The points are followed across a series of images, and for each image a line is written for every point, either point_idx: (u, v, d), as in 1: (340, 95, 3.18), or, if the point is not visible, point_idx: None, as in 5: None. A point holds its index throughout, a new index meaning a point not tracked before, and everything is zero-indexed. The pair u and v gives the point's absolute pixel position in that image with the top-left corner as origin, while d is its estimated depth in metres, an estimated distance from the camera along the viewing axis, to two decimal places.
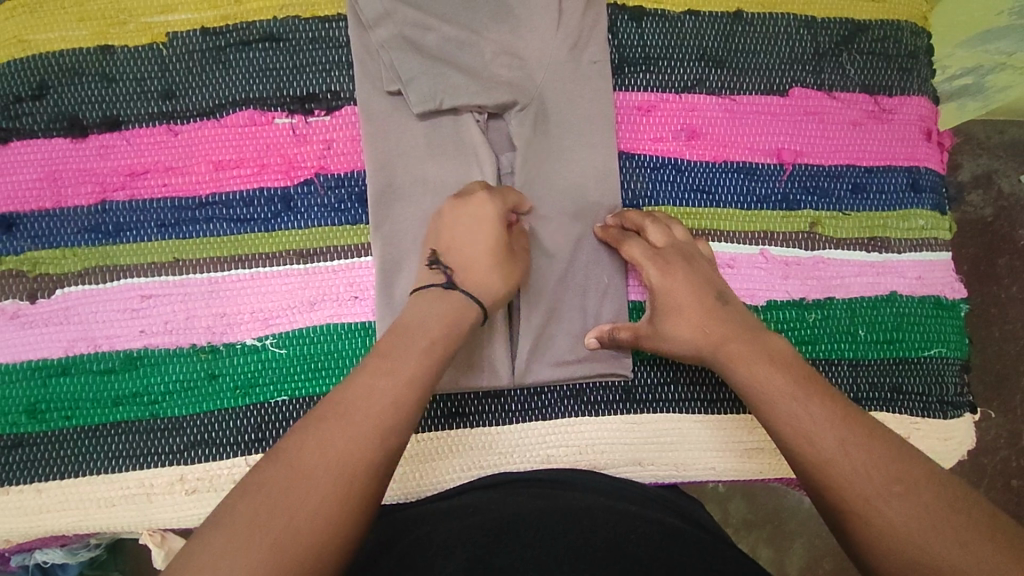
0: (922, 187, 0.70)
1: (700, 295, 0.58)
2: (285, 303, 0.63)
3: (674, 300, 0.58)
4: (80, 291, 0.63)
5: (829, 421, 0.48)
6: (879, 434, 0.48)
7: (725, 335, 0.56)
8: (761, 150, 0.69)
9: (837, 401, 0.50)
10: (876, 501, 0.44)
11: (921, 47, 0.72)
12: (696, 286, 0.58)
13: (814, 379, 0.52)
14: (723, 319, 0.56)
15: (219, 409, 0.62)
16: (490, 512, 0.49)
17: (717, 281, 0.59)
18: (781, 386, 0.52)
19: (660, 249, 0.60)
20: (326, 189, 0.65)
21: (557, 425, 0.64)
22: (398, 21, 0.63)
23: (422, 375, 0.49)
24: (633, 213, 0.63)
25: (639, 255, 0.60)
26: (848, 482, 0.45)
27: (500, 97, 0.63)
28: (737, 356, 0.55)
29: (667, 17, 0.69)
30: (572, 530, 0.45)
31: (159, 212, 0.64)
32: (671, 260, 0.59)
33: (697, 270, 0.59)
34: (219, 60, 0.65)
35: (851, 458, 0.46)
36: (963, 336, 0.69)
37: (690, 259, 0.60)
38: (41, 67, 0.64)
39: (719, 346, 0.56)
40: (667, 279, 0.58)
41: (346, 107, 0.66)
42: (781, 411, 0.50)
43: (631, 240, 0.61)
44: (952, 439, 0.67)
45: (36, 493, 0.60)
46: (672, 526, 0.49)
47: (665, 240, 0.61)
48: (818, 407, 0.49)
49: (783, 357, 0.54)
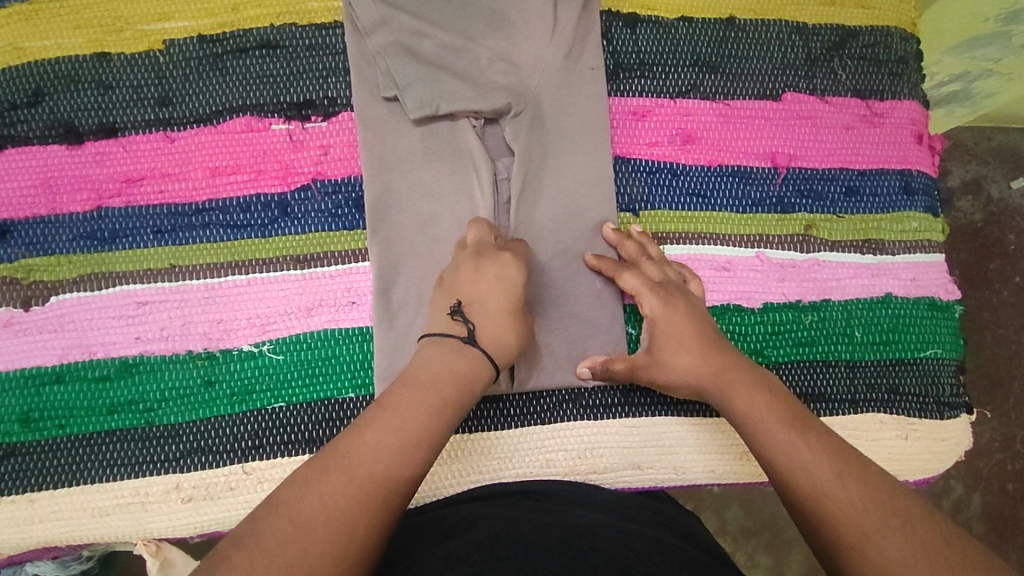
0: (914, 190, 0.71)
1: (698, 327, 0.59)
2: (283, 309, 0.63)
3: (675, 328, 0.59)
4: (75, 297, 0.62)
5: (823, 454, 0.49)
6: (871, 468, 0.48)
7: (722, 366, 0.57)
8: (755, 154, 0.70)
9: (831, 436, 0.51)
10: (872, 534, 0.44)
11: (911, 53, 0.73)
12: (694, 318, 0.59)
13: (808, 414, 0.53)
14: (720, 351, 0.58)
15: (216, 417, 0.61)
16: (491, 528, 0.49)
17: (710, 317, 0.61)
18: (779, 417, 0.52)
19: (656, 283, 0.61)
20: (324, 194, 0.65)
21: (556, 430, 0.64)
22: (395, 28, 0.64)
23: (424, 406, 0.50)
24: (634, 240, 0.64)
25: (639, 286, 0.61)
26: (845, 515, 0.45)
27: (497, 102, 0.64)
28: (736, 386, 0.55)
29: (662, 23, 0.70)
30: (571, 549, 0.45)
31: (155, 219, 0.64)
32: (671, 293, 0.61)
33: (694, 306, 0.61)
34: (215, 67, 0.66)
35: (848, 492, 0.46)
36: (958, 337, 0.70)
37: (685, 293, 0.61)
38: (37, 75, 0.65)
39: (716, 375, 0.56)
40: (668, 310, 0.59)
41: (344, 113, 0.66)
42: (776, 440, 0.51)
43: (627, 270, 0.62)
44: (949, 441, 0.67)
45: (29, 503, 0.59)
46: (673, 543, 0.49)
47: (661, 277, 0.62)
48: (815, 441, 0.50)
49: (777, 391, 0.55)
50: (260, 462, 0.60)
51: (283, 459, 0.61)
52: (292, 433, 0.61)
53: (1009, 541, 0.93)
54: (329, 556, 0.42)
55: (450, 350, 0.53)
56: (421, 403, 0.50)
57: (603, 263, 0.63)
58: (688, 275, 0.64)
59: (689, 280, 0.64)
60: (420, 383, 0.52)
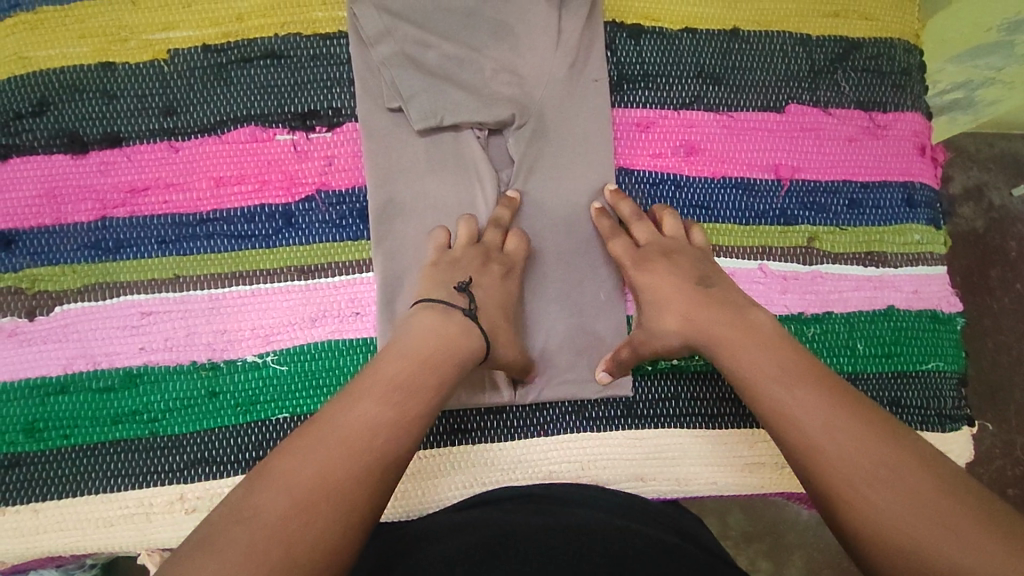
0: (917, 202, 0.71)
1: (681, 285, 0.59)
2: (286, 320, 0.63)
3: (659, 291, 0.60)
4: (79, 307, 0.62)
5: (814, 407, 0.49)
6: (866, 416, 0.48)
7: (710, 320, 0.56)
8: (758, 166, 0.70)
9: (826, 383, 0.50)
10: (861, 486, 0.45)
11: (914, 64, 0.73)
12: (677, 277, 0.60)
13: (800, 360, 0.52)
14: (705, 305, 0.57)
15: (220, 428, 0.61)
16: (495, 530, 0.50)
17: (703, 267, 0.61)
18: (769, 369, 0.52)
19: (643, 248, 0.62)
20: (328, 205, 0.65)
21: (559, 442, 0.64)
22: (399, 39, 0.64)
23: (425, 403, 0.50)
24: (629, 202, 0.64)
25: (623, 254, 0.63)
26: (835, 468, 0.46)
27: (500, 113, 0.64)
28: (722, 340, 0.55)
29: (666, 35, 0.70)
30: (574, 548, 0.46)
31: (160, 229, 0.64)
32: (652, 257, 0.61)
33: (678, 264, 0.61)
34: (220, 77, 0.66)
35: (837, 445, 0.47)
36: (960, 350, 0.70)
37: (669, 253, 0.62)
38: (42, 84, 0.65)
39: (702, 329, 0.56)
40: (650, 275, 0.61)
41: (348, 124, 0.66)
42: (767, 397, 0.51)
43: (618, 236, 0.63)
44: (950, 452, 0.68)
45: (32, 514, 0.60)
46: (674, 543, 0.50)
47: (650, 238, 0.63)
48: (806, 392, 0.50)
49: (767, 335, 0.54)
50: None
51: None
52: None
53: None
54: (324, 556, 0.41)
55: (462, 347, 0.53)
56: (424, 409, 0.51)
57: (603, 221, 0.64)
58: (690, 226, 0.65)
59: (690, 232, 0.65)
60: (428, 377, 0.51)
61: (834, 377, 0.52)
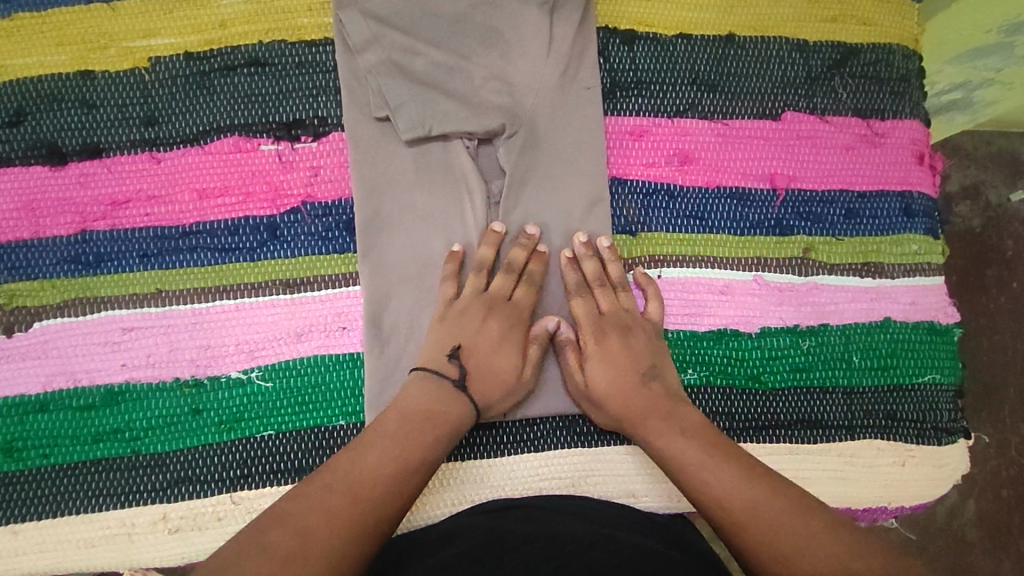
0: (915, 211, 0.70)
1: (633, 364, 0.60)
2: (272, 335, 0.62)
3: (615, 365, 0.60)
4: (58, 323, 0.61)
5: (738, 483, 0.50)
6: (786, 487, 0.50)
7: (640, 409, 0.58)
8: (754, 175, 0.68)
9: (742, 457, 0.53)
10: (793, 556, 0.46)
11: (913, 70, 0.71)
12: (629, 358, 0.60)
13: (719, 440, 0.55)
14: (640, 393, 0.58)
15: (204, 446, 0.60)
16: (479, 540, 0.49)
17: (653, 350, 0.61)
18: (694, 452, 0.53)
19: (604, 316, 0.62)
20: (314, 217, 0.64)
21: (551, 458, 0.63)
22: (386, 46, 0.63)
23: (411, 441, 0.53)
24: (592, 258, 0.63)
25: (585, 315, 0.62)
26: (765, 542, 0.47)
27: (490, 122, 0.63)
28: (652, 428, 0.56)
29: (660, 41, 0.69)
30: (559, 556, 0.45)
31: (141, 242, 0.62)
32: (608, 330, 0.61)
33: (634, 340, 0.61)
34: (202, 86, 0.64)
35: (765, 518, 0.48)
36: (957, 362, 0.69)
37: (626, 327, 0.62)
38: (20, 93, 0.63)
39: (636, 414, 0.58)
40: (607, 349, 0.60)
41: (334, 133, 0.64)
42: (693, 480, 0.52)
43: (580, 296, 0.63)
44: (945, 466, 0.67)
45: (12, 535, 0.58)
46: (661, 550, 0.49)
47: (611, 306, 0.62)
48: (728, 469, 0.52)
49: (688, 420, 0.56)
50: (248, 492, 0.59)
51: (271, 489, 0.60)
52: (281, 462, 0.60)
53: (1005, 551, 0.92)
54: None
55: (447, 395, 0.56)
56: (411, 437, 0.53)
57: (570, 274, 0.63)
58: (647, 296, 0.64)
59: (647, 303, 0.64)
60: (412, 419, 0.54)
61: (748, 453, 0.54)
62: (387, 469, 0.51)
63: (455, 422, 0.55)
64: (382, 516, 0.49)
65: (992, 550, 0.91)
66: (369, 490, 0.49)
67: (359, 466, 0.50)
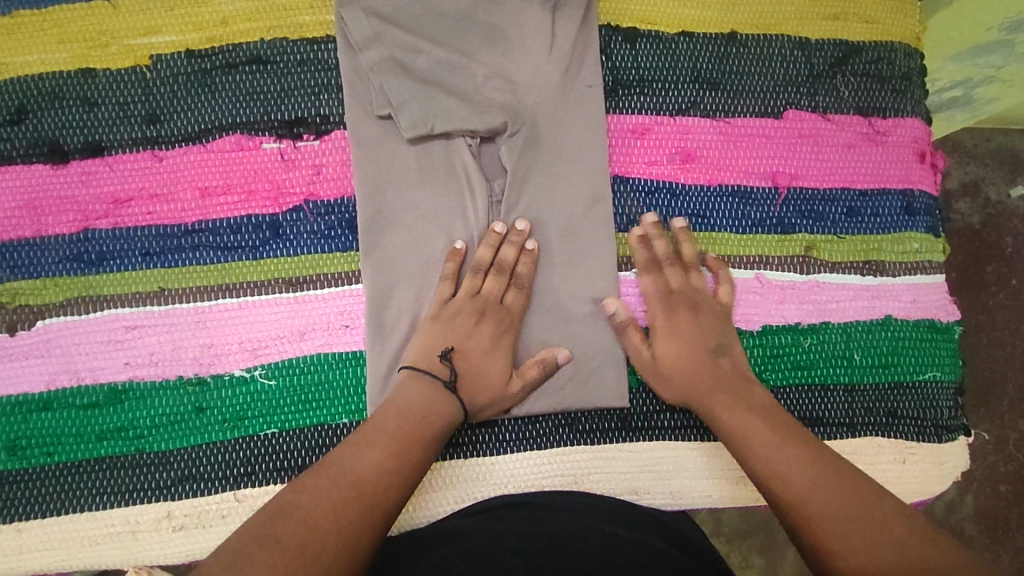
0: (916, 210, 0.70)
1: (707, 338, 0.61)
2: (275, 333, 0.62)
3: (689, 336, 0.61)
4: (61, 322, 0.61)
5: (802, 466, 0.52)
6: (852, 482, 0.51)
7: (710, 381, 0.59)
8: (755, 173, 0.68)
9: (811, 445, 0.54)
10: (848, 539, 0.47)
11: (915, 69, 0.71)
12: (701, 333, 0.61)
13: (788, 426, 0.56)
14: (712, 366, 0.60)
15: (207, 444, 0.60)
16: (482, 538, 0.50)
17: (725, 332, 0.62)
18: (762, 429, 0.55)
19: (674, 293, 0.63)
20: (316, 215, 0.64)
21: (553, 455, 0.63)
22: (388, 44, 0.63)
23: (406, 442, 0.53)
24: (664, 240, 0.64)
25: (653, 291, 0.63)
26: (823, 522, 0.48)
27: (492, 121, 0.63)
28: (720, 402, 0.58)
29: (662, 39, 0.68)
30: (563, 554, 0.45)
31: (144, 240, 0.62)
32: (681, 304, 0.63)
33: (710, 315, 0.63)
34: (204, 84, 0.64)
35: (823, 502, 0.49)
36: (957, 359, 0.69)
37: (696, 306, 0.63)
38: (20, 91, 0.63)
39: (701, 387, 0.59)
40: (676, 324, 0.62)
41: (336, 131, 0.64)
42: (758, 454, 0.54)
43: (650, 273, 0.64)
44: (946, 463, 0.67)
45: (16, 533, 0.59)
46: (663, 548, 0.49)
47: (680, 285, 0.63)
48: (797, 452, 0.53)
49: (762, 404, 0.57)
50: (252, 489, 0.60)
51: (275, 486, 0.60)
52: (284, 460, 0.60)
53: (1003, 546, 0.92)
54: None
55: (440, 396, 0.56)
56: (407, 435, 0.53)
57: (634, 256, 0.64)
58: (720, 278, 0.65)
59: (719, 287, 0.65)
60: (413, 418, 0.54)
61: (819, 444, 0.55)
62: (383, 465, 0.51)
63: (452, 422, 0.56)
64: (384, 514, 0.49)
65: (990, 545, 0.92)
66: (372, 488, 0.49)
67: (362, 463, 0.50)
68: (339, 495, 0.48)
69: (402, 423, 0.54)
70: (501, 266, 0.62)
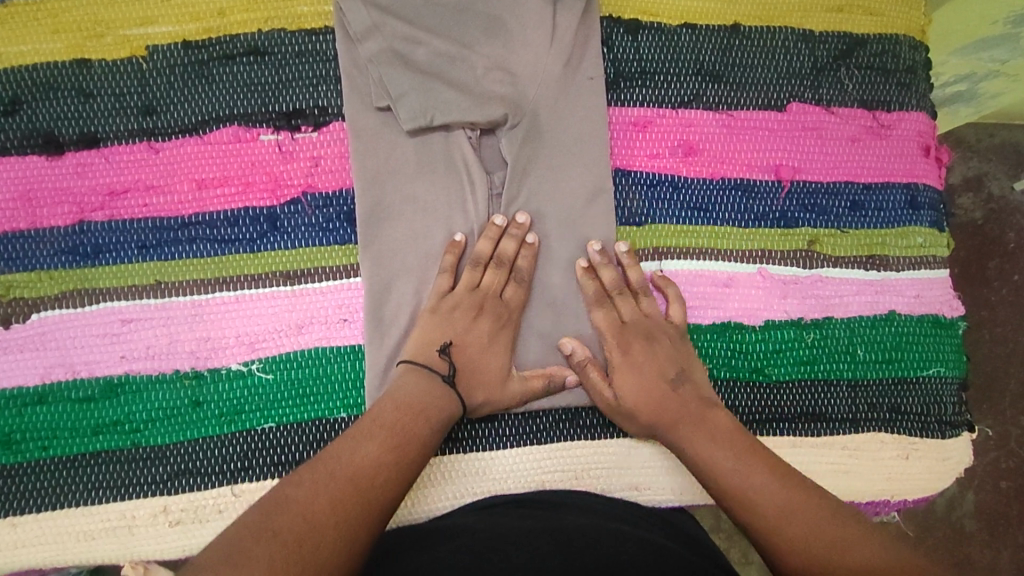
0: (920, 204, 0.69)
1: (660, 371, 0.60)
2: (272, 327, 0.61)
3: (642, 373, 0.60)
4: (56, 315, 0.60)
5: (770, 491, 0.51)
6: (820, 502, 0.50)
7: (672, 422, 0.58)
8: (758, 166, 0.68)
9: (775, 466, 0.53)
10: (823, 559, 0.46)
11: (920, 61, 0.71)
12: (654, 364, 0.60)
13: (754, 450, 0.55)
14: (668, 402, 0.59)
15: (204, 438, 0.60)
16: (482, 535, 0.49)
17: (680, 358, 0.61)
18: (726, 456, 0.54)
19: (624, 327, 0.62)
20: (314, 208, 0.63)
21: (553, 451, 0.63)
22: (387, 35, 0.62)
23: (405, 437, 0.52)
24: (603, 267, 0.62)
25: (606, 325, 0.62)
26: (795, 546, 0.48)
27: (493, 113, 0.62)
28: (682, 436, 0.57)
29: (664, 30, 0.68)
30: (565, 550, 0.45)
31: (140, 233, 0.62)
32: (631, 339, 0.61)
33: (659, 342, 0.61)
34: (201, 75, 0.63)
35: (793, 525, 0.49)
36: (962, 355, 0.68)
37: (647, 334, 0.61)
38: (15, 82, 0.62)
39: (665, 427, 0.58)
40: (628, 363, 0.60)
41: (335, 123, 0.64)
42: (727, 483, 0.53)
43: (602, 308, 0.62)
44: (949, 459, 0.67)
45: (11, 527, 0.58)
46: (665, 544, 0.49)
47: (632, 315, 0.62)
48: (760, 477, 0.52)
49: (723, 431, 0.57)
50: (250, 484, 0.59)
51: (272, 481, 0.59)
52: (282, 455, 0.60)
53: (1004, 543, 0.92)
54: None
55: (439, 391, 0.56)
56: (406, 430, 0.53)
57: (591, 284, 0.62)
58: (670, 298, 0.64)
59: (669, 306, 0.63)
60: (411, 412, 0.54)
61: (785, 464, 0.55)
62: (381, 459, 0.50)
63: (450, 417, 0.56)
64: (382, 510, 0.48)
65: (991, 542, 0.91)
66: (371, 483, 0.49)
67: (361, 458, 0.50)
68: (337, 489, 0.47)
69: (399, 413, 0.54)
70: (501, 259, 0.61)
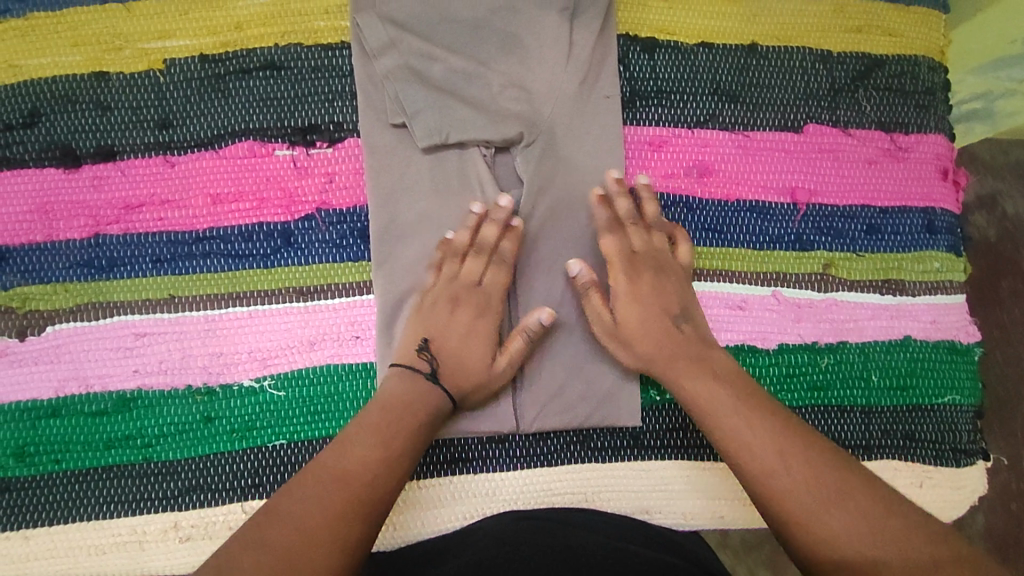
0: (937, 228, 0.69)
1: (666, 304, 0.59)
2: (284, 343, 0.61)
3: (647, 304, 0.59)
4: (70, 328, 0.61)
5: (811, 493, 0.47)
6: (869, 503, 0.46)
7: (672, 359, 0.57)
8: (774, 188, 0.67)
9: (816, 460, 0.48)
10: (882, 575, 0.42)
11: (938, 83, 0.70)
12: (659, 295, 0.60)
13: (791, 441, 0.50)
14: (676, 340, 0.58)
15: (215, 454, 0.60)
16: (491, 552, 0.49)
17: (684, 297, 0.61)
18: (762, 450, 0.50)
19: (636, 254, 0.61)
20: (328, 224, 0.63)
21: (563, 472, 0.63)
22: (403, 51, 0.62)
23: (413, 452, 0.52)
24: (625, 198, 0.61)
25: (615, 250, 0.61)
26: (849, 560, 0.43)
27: (508, 131, 0.62)
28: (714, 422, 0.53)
29: (681, 50, 0.67)
30: (576, 566, 0.45)
31: (155, 247, 0.62)
32: (643, 266, 0.60)
33: (668, 273, 0.61)
34: (217, 89, 0.63)
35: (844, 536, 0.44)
36: (978, 382, 0.68)
37: (660, 266, 0.61)
38: (33, 94, 0.62)
39: (662, 359, 0.57)
40: (636, 288, 0.60)
41: (350, 139, 0.64)
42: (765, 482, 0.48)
43: (613, 233, 0.61)
44: (963, 487, 0.66)
45: (23, 540, 0.58)
46: (673, 563, 0.49)
47: (645, 245, 0.61)
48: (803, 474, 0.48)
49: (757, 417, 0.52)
50: (260, 501, 0.59)
51: None
52: (292, 472, 0.60)
53: None
54: None
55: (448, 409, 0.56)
56: (415, 446, 0.53)
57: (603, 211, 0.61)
58: (678, 240, 0.63)
59: (678, 244, 0.63)
60: (421, 429, 0.54)
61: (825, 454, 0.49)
62: (391, 474, 0.50)
63: None
64: None
65: None
66: (380, 498, 0.49)
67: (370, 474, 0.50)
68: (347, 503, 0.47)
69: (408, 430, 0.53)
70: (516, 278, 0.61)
